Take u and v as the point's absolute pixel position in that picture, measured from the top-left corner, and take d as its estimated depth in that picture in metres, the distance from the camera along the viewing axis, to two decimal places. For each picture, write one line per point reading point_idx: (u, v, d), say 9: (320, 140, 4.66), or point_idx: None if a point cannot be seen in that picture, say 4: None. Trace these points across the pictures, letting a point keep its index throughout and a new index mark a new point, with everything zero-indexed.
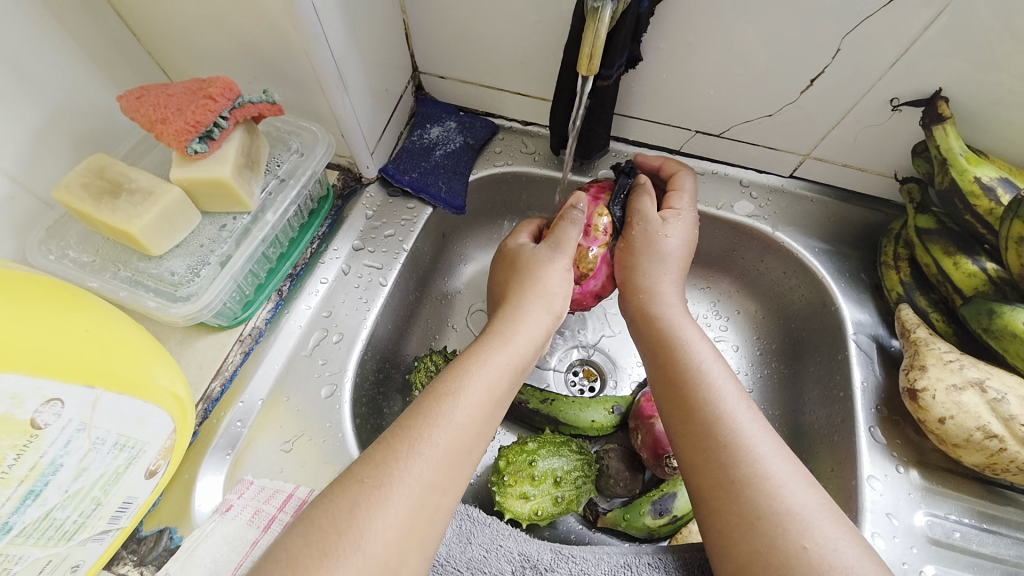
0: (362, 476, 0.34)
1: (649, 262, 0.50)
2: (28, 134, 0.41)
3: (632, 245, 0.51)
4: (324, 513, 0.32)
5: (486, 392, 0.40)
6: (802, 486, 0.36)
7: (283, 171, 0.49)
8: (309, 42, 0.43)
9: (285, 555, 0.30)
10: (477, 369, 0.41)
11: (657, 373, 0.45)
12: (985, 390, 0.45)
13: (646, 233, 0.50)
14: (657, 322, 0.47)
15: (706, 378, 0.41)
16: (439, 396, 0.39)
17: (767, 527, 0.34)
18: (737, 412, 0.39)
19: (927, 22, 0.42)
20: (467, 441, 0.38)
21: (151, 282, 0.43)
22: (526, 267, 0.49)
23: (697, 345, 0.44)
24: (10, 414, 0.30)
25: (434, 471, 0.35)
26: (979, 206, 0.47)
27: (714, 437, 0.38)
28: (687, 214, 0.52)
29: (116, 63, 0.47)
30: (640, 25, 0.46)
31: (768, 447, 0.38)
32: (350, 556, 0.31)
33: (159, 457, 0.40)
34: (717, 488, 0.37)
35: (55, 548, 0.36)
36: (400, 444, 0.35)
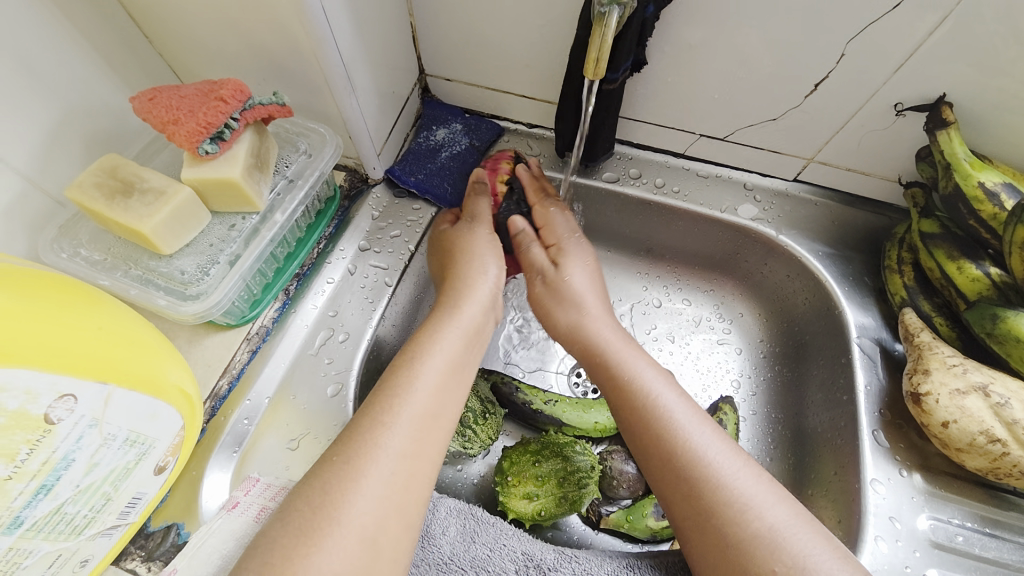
0: (331, 455, 0.35)
1: (559, 308, 0.51)
2: (41, 134, 0.41)
3: (542, 304, 0.53)
4: (301, 496, 0.33)
5: (445, 365, 0.41)
6: (771, 503, 0.36)
7: (291, 172, 0.50)
8: (318, 46, 0.43)
9: (263, 541, 0.31)
10: (436, 349, 0.42)
11: (613, 411, 0.45)
12: (989, 394, 0.45)
13: (547, 288, 0.53)
14: (601, 360, 0.47)
15: (656, 411, 0.42)
16: (398, 367, 0.40)
17: (737, 555, 0.35)
18: (693, 438, 0.40)
19: (931, 27, 0.42)
20: (435, 408, 0.39)
21: (161, 281, 0.44)
22: (463, 247, 0.52)
23: (645, 376, 0.44)
24: (24, 409, 0.31)
25: (410, 441, 0.36)
26: (983, 211, 0.47)
27: (674, 472, 0.39)
28: (573, 246, 0.55)
29: (128, 65, 0.48)
30: (645, 29, 0.46)
31: (732, 467, 0.38)
32: (331, 530, 0.31)
33: (168, 454, 0.41)
34: (689, 518, 0.37)
35: (65, 543, 0.36)
36: (366, 419, 0.36)
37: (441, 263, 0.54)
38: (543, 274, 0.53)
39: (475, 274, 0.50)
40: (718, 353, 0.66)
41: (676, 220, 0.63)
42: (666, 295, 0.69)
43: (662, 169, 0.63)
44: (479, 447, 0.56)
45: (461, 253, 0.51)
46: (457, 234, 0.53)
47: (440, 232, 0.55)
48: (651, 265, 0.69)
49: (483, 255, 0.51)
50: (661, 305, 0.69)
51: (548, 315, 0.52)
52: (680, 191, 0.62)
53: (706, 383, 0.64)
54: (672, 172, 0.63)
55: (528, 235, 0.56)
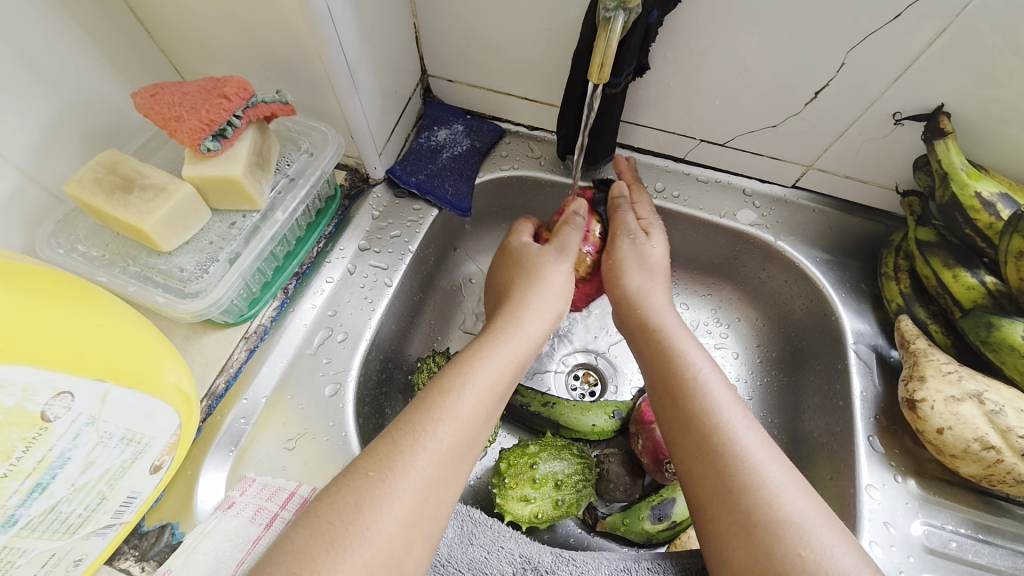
0: (366, 470, 0.34)
1: (635, 276, 0.51)
2: (40, 128, 0.41)
3: (619, 262, 0.52)
4: (329, 508, 0.32)
5: (488, 388, 0.41)
6: (798, 493, 0.36)
7: (292, 171, 0.50)
8: (322, 44, 0.43)
9: (291, 548, 0.31)
10: (481, 364, 0.41)
11: (654, 386, 0.45)
12: (983, 402, 0.45)
13: (633, 248, 0.52)
14: (654, 335, 0.47)
15: (701, 389, 0.42)
16: (445, 389, 0.39)
17: (765, 537, 0.34)
18: (733, 421, 0.40)
19: (930, 38, 0.42)
20: (467, 439, 0.38)
21: (160, 278, 0.43)
22: (528, 263, 0.51)
23: (692, 355, 0.45)
24: (21, 406, 0.30)
25: (439, 466, 0.36)
26: (979, 220, 0.48)
27: (711, 447, 0.39)
28: (655, 228, 0.54)
29: (129, 59, 0.47)
30: (649, 34, 0.46)
31: (766, 453, 0.38)
32: (358, 547, 0.31)
33: (164, 453, 0.40)
34: (716, 496, 0.37)
35: (59, 541, 0.36)
36: (406, 439, 0.36)
37: (505, 275, 0.53)
38: (633, 237, 0.53)
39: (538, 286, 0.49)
40: (715, 357, 0.66)
41: (675, 224, 0.64)
42: None
43: (662, 174, 0.63)
44: None
45: (527, 270, 0.51)
46: (533, 253, 0.52)
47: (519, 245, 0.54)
48: None
49: (546, 273, 0.50)
50: None
51: (617, 274, 0.52)
52: (680, 195, 0.62)
53: None
54: (672, 176, 0.63)
55: (624, 202, 0.55)
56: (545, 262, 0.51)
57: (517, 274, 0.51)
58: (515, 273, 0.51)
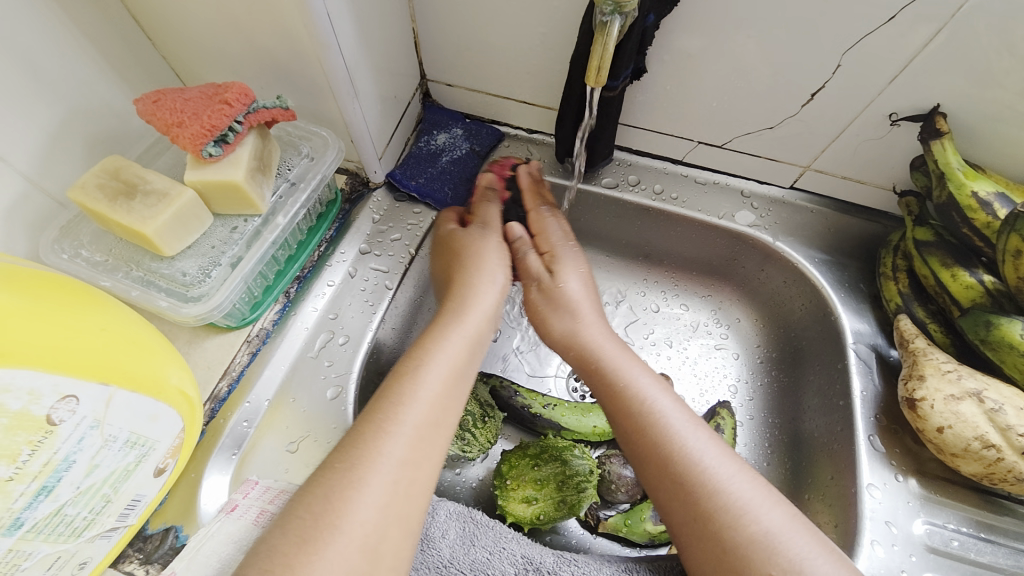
0: (334, 462, 0.35)
1: (559, 320, 0.50)
2: (44, 134, 0.41)
3: (540, 313, 0.52)
4: (302, 503, 0.33)
5: (449, 372, 0.41)
6: (768, 508, 0.36)
7: (293, 175, 0.50)
8: (322, 50, 0.43)
9: (265, 547, 0.31)
10: (439, 354, 0.42)
11: (609, 414, 0.45)
12: (983, 400, 0.45)
13: (544, 295, 0.52)
14: (596, 369, 0.46)
15: (652, 417, 0.42)
16: (402, 375, 0.40)
17: (735, 561, 0.35)
18: (688, 443, 0.40)
19: (925, 39, 0.43)
20: (435, 416, 0.39)
21: (163, 282, 0.44)
22: (467, 254, 0.52)
23: (640, 383, 0.44)
24: (27, 410, 0.31)
25: (410, 448, 0.36)
26: (977, 220, 0.48)
27: (672, 476, 0.39)
28: (567, 253, 0.54)
29: (131, 66, 0.48)
30: (646, 38, 0.47)
31: (728, 471, 0.38)
32: (331, 537, 0.31)
33: (167, 456, 0.41)
34: (688, 520, 0.38)
35: (64, 544, 0.36)
36: (369, 428, 0.36)
37: (446, 264, 0.54)
38: (540, 282, 0.52)
39: (482, 275, 0.50)
40: (715, 358, 0.66)
41: (673, 226, 0.64)
42: (663, 300, 0.69)
43: (661, 176, 0.63)
44: (478, 450, 0.56)
45: (469, 261, 0.51)
46: (461, 237, 0.53)
47: (446, 233, 0.55)
48: (649, 271, 0.70)
49: (493, 266, 0.52)
50: (659, 310, 0.69)
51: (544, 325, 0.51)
52: (678, 197, 0.63)
53: (704, 388, 0.65)
54: (671, 178, 0.63)
55: (526, 243, 0.55)
56: (478, 242, 0.53)
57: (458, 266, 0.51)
58: (457, 268, 0.52)
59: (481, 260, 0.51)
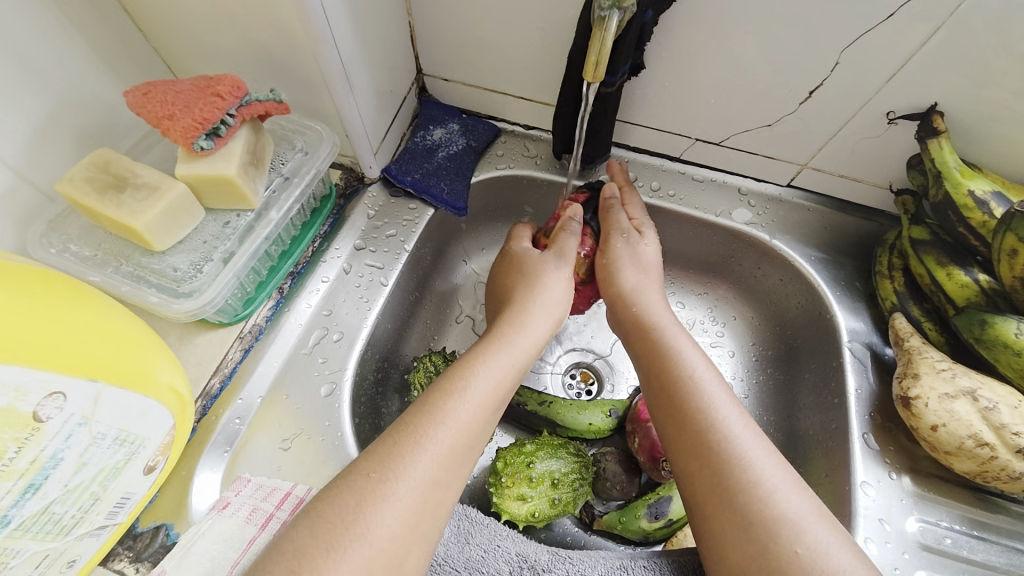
0: (369, 471, 0.34)
1: (631, 273, 0.52)
2: (31, 127, 0.41)
3: (614, 261, 0.52)
4: (330, 508, 0.32)
5: (490, 392, 0.41)
6: (793, 491, 0.36)
7: (287, 170, 0.50)
8: (316, 42, 0.43)
9: (291, 547, 0.31)
10: (482, 368, 0.41)
11: (649, 384, 0.45)
12: (977, 399, 0.45)
13: (626, 246, 0.53)
14: (649, 333, 0.47)
15: (697, 387, 0.42)
16: (445, 392, 0.39)
17: (762, 533, 0.34)
18: (729, 419, 0.40)
19: (924, 38, 0.43)
20: (468, 441, 0.38)
21: (153, 277, 0.43)
22: (527, 270, 0.51)
23: (688, 353, 0.45)
24: (13, 407, 0.30)
25: (439, 467, 0.36)
26: (973, 219, 0.48)
27: (707, 445, 0.39)
28: (647, 227, 0.55)
29: (121, 57, 0.47)
30: (643, 34, 0.46)
31: (761, 451, 0.38)
32: (357, 546, 0.31)
33: (157, 453, 0.40)
34: (713, 494, 0.37)
35: (52, 543, 0.36)
36: (405, 440, 0.36)
37: (504, 280, 0.53)
38: (626, 237, 0.53)
39: (537, 294, 0.49)
40: (711, 356, 0.66)
41: (670, 223, 0.64)
42: None
43: (658, 173, 0.63)
44: None
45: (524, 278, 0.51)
46: (534, 258, 0.52)
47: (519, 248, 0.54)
48: None
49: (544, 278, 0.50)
50: None
51: (611, 275, 0.52)
52: (676, 194, 0.62)
53: None
54: (668, 176, 0.63)
55: (616, 202, 0.56)
56: (546, 270, 0.51)
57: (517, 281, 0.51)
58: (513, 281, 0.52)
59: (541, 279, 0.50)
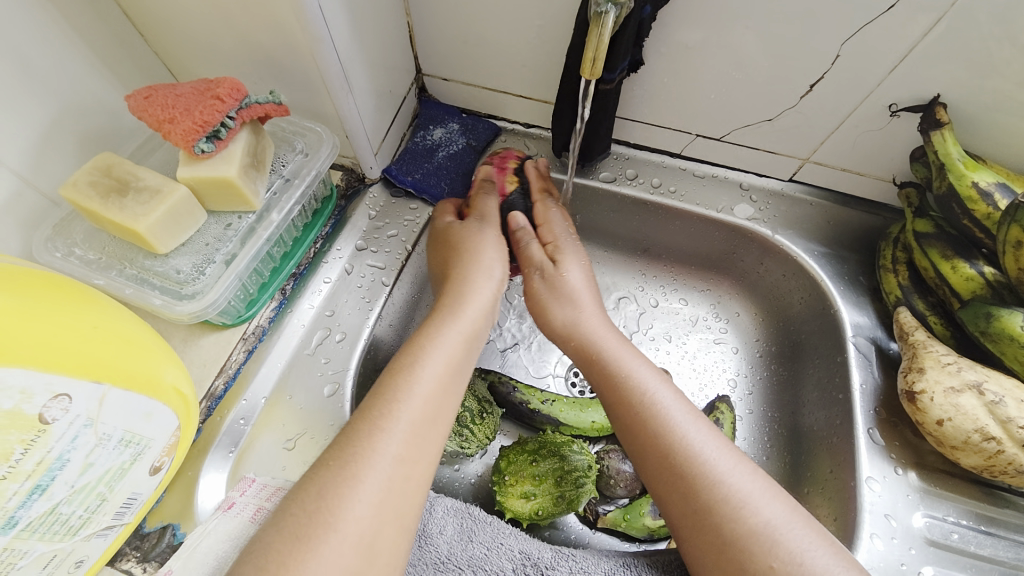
0: (326, 462, 0.34)
1: (561, 309, 0.50)
2: (35, 132, 0.41)
3: (543, 303, 0.51)
4: (295, 501, 0.33)
5: (444, 367, 0.41)
6: (768, 500, 0.36)
7: (287, 171, 0.50)
8: (315, 44, 0.43)
9: (258, 545, 0.31)
10: (434, 349, 0.41)
11: (609, 412, 0.44)
12: (983, 392, 0.45)
13: (545, 283, 0.52)
14: (595, 361, 0.46)
15: (653, 407, 0.42)
16: (398, 371, 0.39)
17: (736, 552, 0.35)
18: (690, 435, 0.40)
19: (925, 29, 0.42)
20: (430, 412, 0.38)
21: (157, 280, 0.43)
22: (463, 244, 0.51)
23: (639, 373, 0.44)
24: (19, 409, 0.31)
25: (404, 444, 0.36)
26: (977, 211, 0.47)
27: (672, 468, 0.39)
28: (568, 245, 0.54)
29: (123, 62, 0.47)
30: (642, 30, 0.46)
31: (728, 465, 0.38)
32: (325, 535, 0.31)
33: (163, 454, 0.41)
34: (687, 517, 0.37)
35: (59, 543, 0.36)
36: (365, 424, 0.36)
37: (444, 259, 0.52)
38: (542, 270, 0.52)
39: (474, 261, 0.50)
40: (714, 352, 0.66)
41: (671, 220, 0.64)
42: (662, 295, 0.69)
43: (658, 170, 0.63)
44: (476, 447, 0.56)
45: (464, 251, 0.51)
46: (459, 230, 0.53)
47: (443, 225, 0.54)
48: (648, 265, 0.69)
49: (487, 257, 0.51)
50: (658, 305, 0.69)
51: (543, 314, 0.51)
52: (677, 191, 0.62)
53: (703, 382, 0.64)
54: (669, 172, 0.63)
55: (528, 232, 0.55)
56: (477, 236, 0.52)
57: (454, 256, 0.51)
58: (452, 255, 0.51)
59: (474, 249, 0.50)
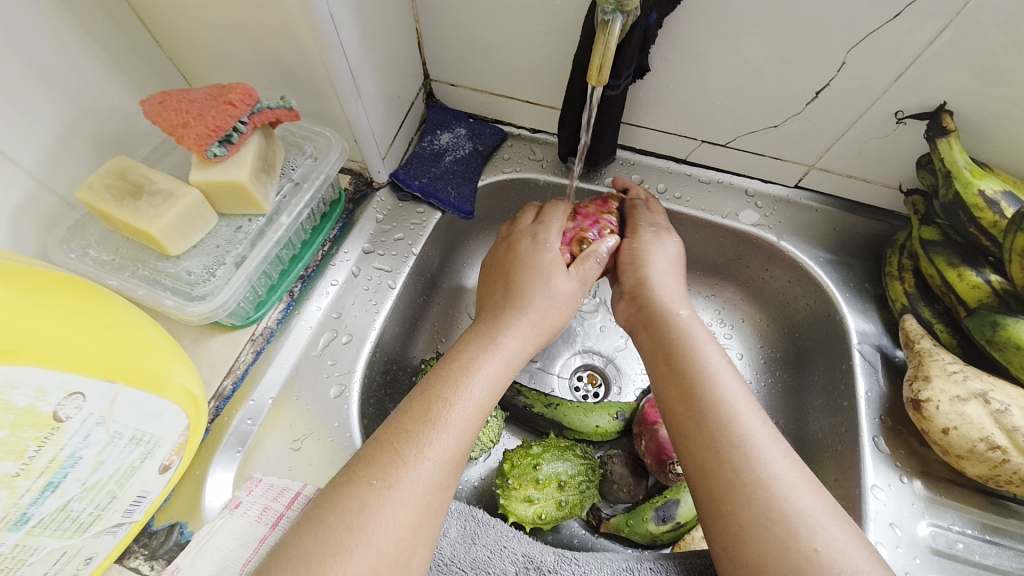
0: (369, 479, 0.35)
1: (655, 258, 0.52)
2: (52, 135, 0.42)
3: (641, 247, 0.53)
4: (332, 513, 0.33)
5: (484, 398, 0.42)
6: (809, 490, 0.36)
7: (297, 175, 0.51)
8: (325, 51, 0.44)
9: (295, 553, 0.31)
10: (478, 373, 0.42)
11: (666, 374, 0.44)
12: (989, 401, 0.45)
13: (654, 236, 0.54)
14: (667, 324, 0.47)
15: (717, 378, 0.42)
16: (440, 399, 0.40)
17: (781, 530, 0.34)
18: (750, 412, 0.40)
19: (932, 36, 0.42)
20: (466, 446, 0.39)
21: (168, 281, 0.44)
22: (538, 259, 0.50)
23: (708, 347, 0.45)
24: (34, 407, 0.31)
25: (441, 472, 0.37)
26: (983, 219, 0.47)
27: (730, 437, 0.39)
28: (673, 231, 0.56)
29: (137, 67, 0.48)
30: (648, 37, 0.47)
31: (779, 449, 0.38)
32: (364, 551, 0.32)
33: (172, 453, 0.41)
34: (731, 489, 0.37)
35: (70, 540, 0.37)
36: (409, 449, 0.37)
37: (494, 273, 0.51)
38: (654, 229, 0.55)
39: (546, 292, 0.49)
40: None
41: (678, 225, 0.64)
42: None
43: (663, 175, 0.63)
44: (480, 450, 0.56)
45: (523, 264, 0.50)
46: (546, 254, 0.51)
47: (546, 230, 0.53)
48: None
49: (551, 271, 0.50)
50: None
51: (638, 258, 0.52)
52: (682, 197, 0.63)
53: None
54: (674, 178, 0.63)
55: (640, 203, 0.57)
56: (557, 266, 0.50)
57: (516, 274, 0.50)
58: (518, 267, 0.50)
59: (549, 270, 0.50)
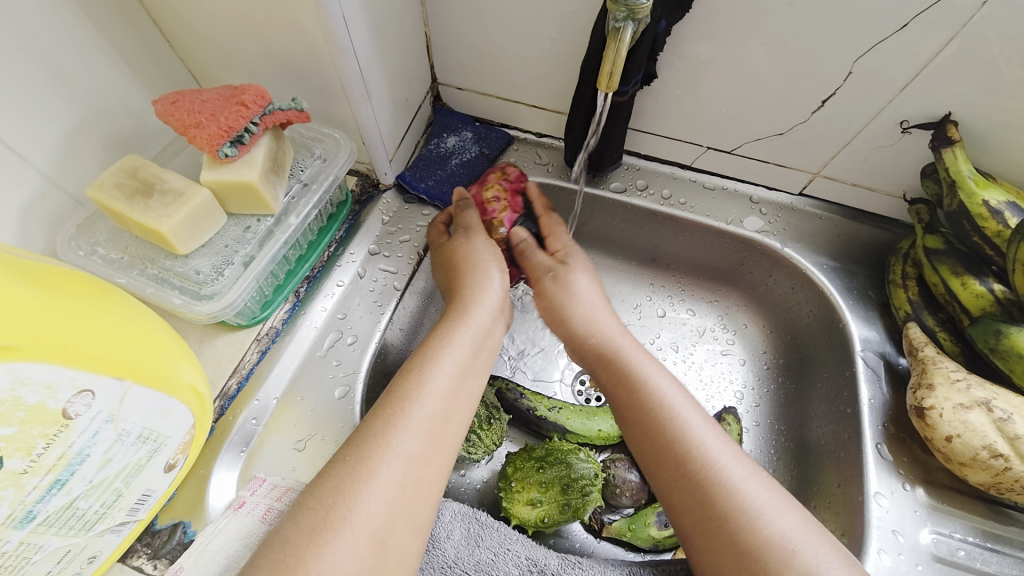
0: (344, 456, 0.36)
1: (580, 300, 0.53)
2: (62, 132, 0.42)
3: (553, 299, 0.54)
4: (312, 496, 0.34)
5: (456, 370, 0.43)
6: (782, 510, 0.37)
7: (306, 176, 0.51)
8: (337, 53, 0.44)
9: (276, 540, 0.32)
10: (445, 352, 0.43)
11: (621, 415, 0.45)
12: (992, 409, 0.45)
13: (557, 282, 0.54)
14: (612, 360, 0.48)
15: (668, 412, 0.42)
16: (409, 372, 0.41)
17: (752, 562, 0.35)
18: (706, 441, 0.40)
19: (938, 48, 0.43)
20: (443, 411, 0.40)
21: (177, 280, 0.44)
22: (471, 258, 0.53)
23: (656, 378, 0.45)
24: (44, 403, 0.31)
25: (419, 444, 0.37)
26: (987, 228, 0.48)
27: (688, 475, 0.39)
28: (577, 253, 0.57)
29: (148, 66, 0.49)
30: (657, 44, 0.47)
31: (744, 474, 0.39)
32: (341, 528, 0.33)
33: (178, 451, 0.41)
34: (701, 527, 0.38)
35: (75, 538, 0.37)
36: (379, 423, 0.37)
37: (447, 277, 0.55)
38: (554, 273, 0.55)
39: (484, 287, 0.51)
40: (721, 363, 0.66)
41: (682, 231, 0.64)
42: (670, 305, 0.69)
43: (668, 181, 0.63)
44: (483, 452, 0.57)
45: (461, 265, 0.53)
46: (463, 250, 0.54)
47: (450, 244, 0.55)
48: (657, 276, 0.70)
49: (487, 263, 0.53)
50: (665, 316, 0.69)
51: (559, 307, 0.53)
52: (686, 202, 0.63)
53: (710, 393, 0.65)
54: (678, 183, 0.63)
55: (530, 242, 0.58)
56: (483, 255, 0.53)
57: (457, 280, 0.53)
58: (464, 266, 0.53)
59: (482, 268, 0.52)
